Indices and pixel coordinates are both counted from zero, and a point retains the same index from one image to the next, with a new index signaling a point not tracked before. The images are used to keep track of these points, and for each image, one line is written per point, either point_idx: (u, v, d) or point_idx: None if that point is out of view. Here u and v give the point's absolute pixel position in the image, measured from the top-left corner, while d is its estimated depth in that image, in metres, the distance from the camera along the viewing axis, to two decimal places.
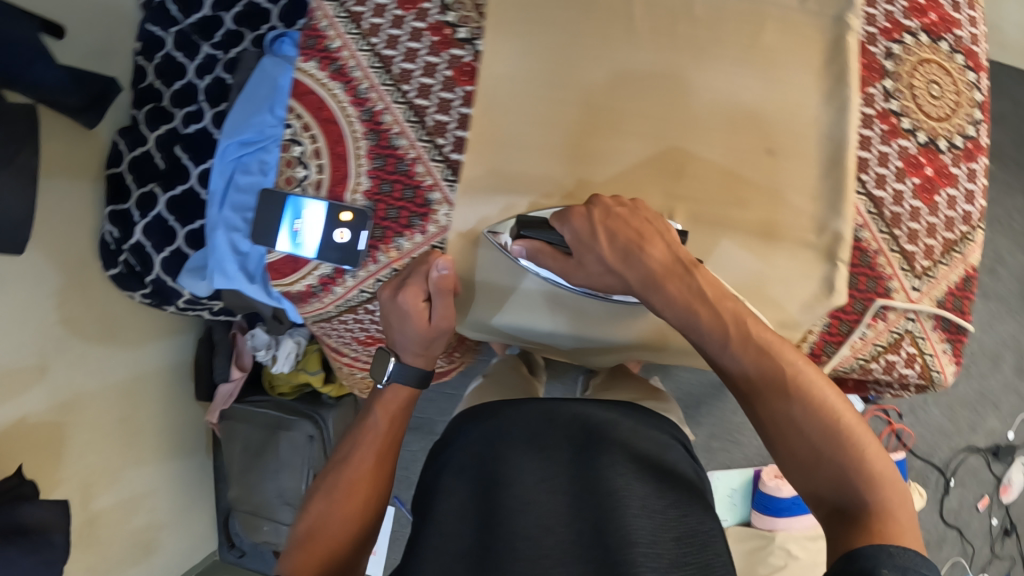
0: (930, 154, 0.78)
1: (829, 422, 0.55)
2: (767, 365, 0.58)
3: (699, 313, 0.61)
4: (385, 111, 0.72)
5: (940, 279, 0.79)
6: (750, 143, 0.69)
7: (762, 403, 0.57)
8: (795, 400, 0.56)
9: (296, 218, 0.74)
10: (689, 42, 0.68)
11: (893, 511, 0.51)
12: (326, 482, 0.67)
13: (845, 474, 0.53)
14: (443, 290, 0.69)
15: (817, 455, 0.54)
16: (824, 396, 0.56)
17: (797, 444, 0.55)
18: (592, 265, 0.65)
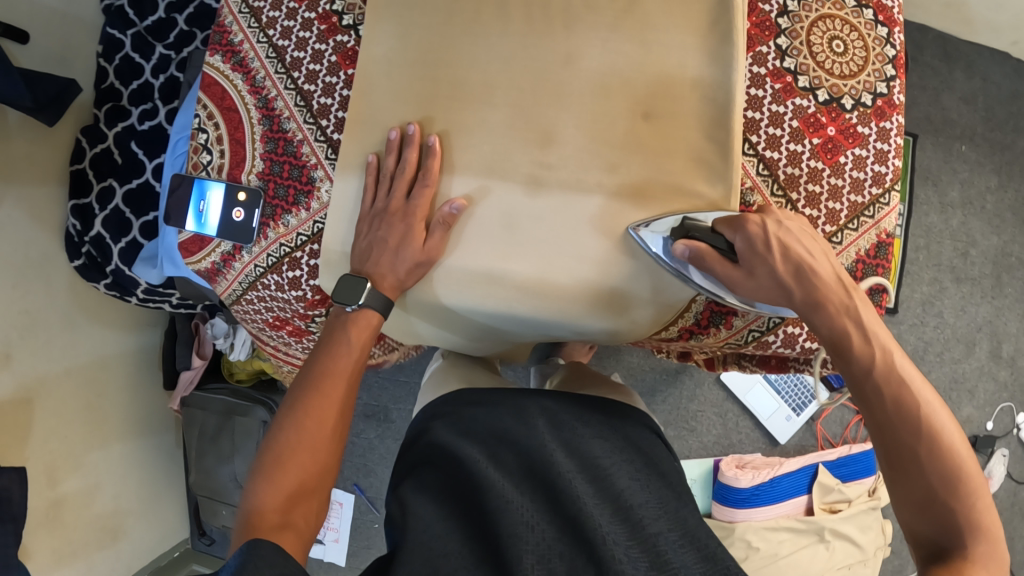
0: (832, 113, 0.76)
1: (954, 471, 0.50)
2: (906, 402, 0.53)
3: (853, 334, 0.56)
4: (278, 98, 0.75)
5: (847, 246, 0.78)
6: (625, 108, 0.69)
7: (890, 433, 0.53)
8: (916, 436, 0.52)
9: (200, 199, 0.76)
10: (560, 14, 0.70)
11: (992, 566, 0.48)
12: (290, 409, 0.64)
13: (952, 518, 0.50)
14: (447, 223, 0.69)
15: (930, 495, 0.51)
16: (951, 434, 0.51)
17: (911, 481, 0.52)
18: (761, 278, 0.60)
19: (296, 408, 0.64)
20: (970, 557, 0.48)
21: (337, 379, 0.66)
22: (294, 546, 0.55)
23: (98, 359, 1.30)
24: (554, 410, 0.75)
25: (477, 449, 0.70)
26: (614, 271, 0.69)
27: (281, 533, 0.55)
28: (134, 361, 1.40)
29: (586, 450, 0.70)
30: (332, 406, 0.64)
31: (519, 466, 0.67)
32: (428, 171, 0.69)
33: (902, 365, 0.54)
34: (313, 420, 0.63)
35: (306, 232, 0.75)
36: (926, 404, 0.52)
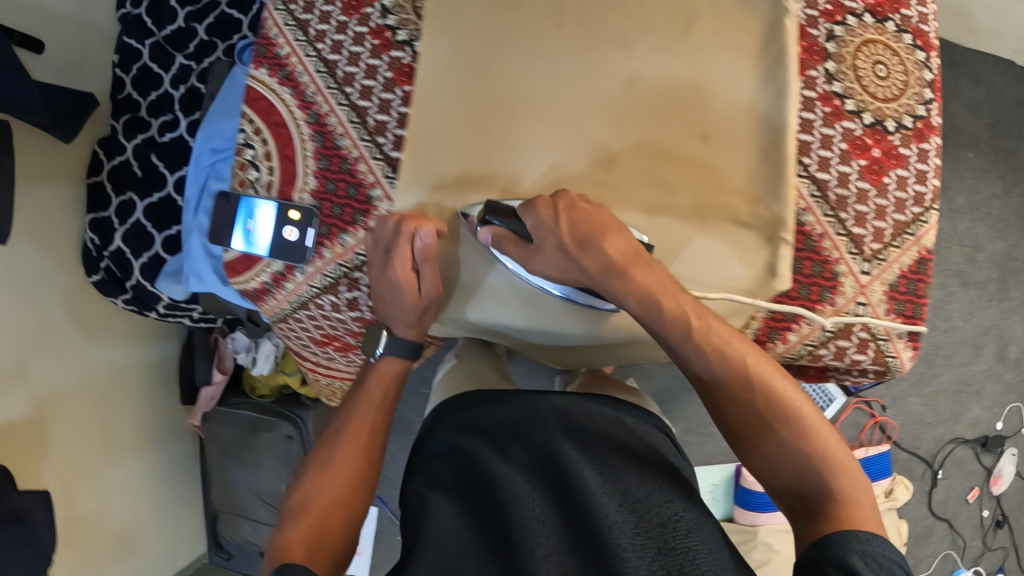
0: (877, 135, 0.78)
1: (800, 424, 0.60)
2: (732, 363, 0.62)
3: (660, 302, 0.63)
4: (330, 114, 0.74)
5: (891, 262, 0.80)
6: (682, 126, 0.71)
7: (734, 401, 0.62)
8: (761, 403, 0.61)
9: (248, 218, 0.75)
10: (615, 33, 0.70)
11: (853, 498, 0.56)
12: (320, 456, 0.69)
13: (816, 472, 0.58)
14: (430, 259, 0.69)
15: (784, 449, 0.60)
16: (786, 394, 0.61)
17: (765, 441, 0.60)
18: (550, 250, 0.64)
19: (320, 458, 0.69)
20: (834, 501, 0.56)
21: (363, 419, 0.71)
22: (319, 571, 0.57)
23: (114, 373, 1.27)
24: (558, 409, 0.74)
25: (484, 442, 0.70)
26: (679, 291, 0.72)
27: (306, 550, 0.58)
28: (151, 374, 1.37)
29: (610, 454, 0.68)
30: (359, 448, 0.69)
31: (528, 459, 0.66)
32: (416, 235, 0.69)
33: (721, 335, 0.63)
34: (337, 458, 0.68)
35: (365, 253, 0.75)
36: (755, 376, 0.62)
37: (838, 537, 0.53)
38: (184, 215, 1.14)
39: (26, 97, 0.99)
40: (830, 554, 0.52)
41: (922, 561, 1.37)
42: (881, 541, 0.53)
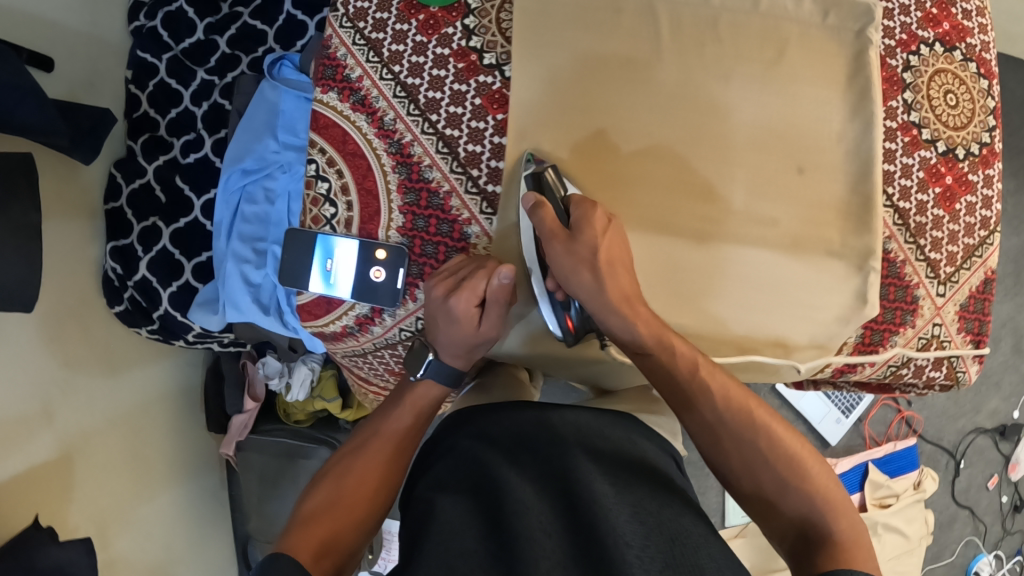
0: (949, 163, 0.80)
1: (799, 463, 0.59)
2: (734, 400, 0.61)
3: (673, 344, 0.64)
4: (414, 143, 0.71)
5: (962, 283, 0.82)
6: (780, 160, 0.74)
7: (730, 435, 0.60)
8: (764, 443, 0.60)
9: (327, 257, 0.71)
10: (716, 62, 0.72)
11: (855, 541, 0.55)
12: (337, 469, 0.64)
13: (818, 515, 0.56)
14: (501, 301, 0.67)
15: (784, 485, 0.58)
16: (788, 436, 0.60)
17: (764, 476, 0.59)
18: (582, 249, 0.64)
19: (335, 472, 0.64)
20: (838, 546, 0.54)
21: (385, 443, 0.67)
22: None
23: (139, 405, 1.17)
24: (573, 416, 0.69)
25: (488, 447, 0.64)
26: (776, 321, 0.75)
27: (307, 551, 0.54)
28: (176, 403, 1.29)
29: (623, 464, 0.62)
30: (378, 469, 0.65)
31: (535, 465, 0.61)
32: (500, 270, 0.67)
33: (722, 378, 0.63)
34: (351, 474, 0.63)
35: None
36: (756, 412, 0.61)
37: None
38: (216, 240, 1.08)
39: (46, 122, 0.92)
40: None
41: (947, 548, 1.43)
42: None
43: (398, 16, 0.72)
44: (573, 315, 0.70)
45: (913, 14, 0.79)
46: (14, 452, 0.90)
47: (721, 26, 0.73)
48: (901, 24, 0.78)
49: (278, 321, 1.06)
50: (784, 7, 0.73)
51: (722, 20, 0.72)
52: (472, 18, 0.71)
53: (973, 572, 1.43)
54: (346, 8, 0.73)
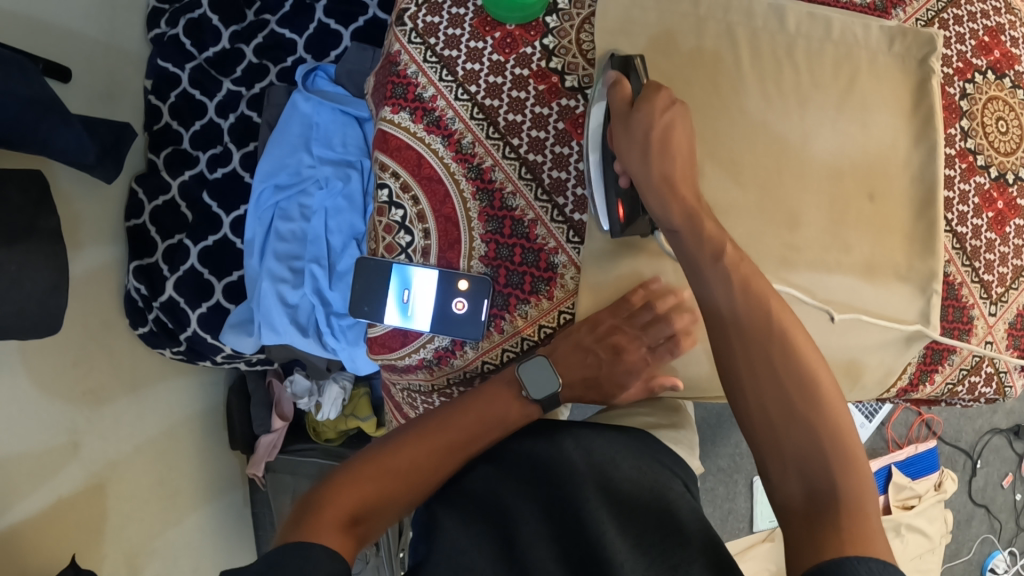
0: (1001, 189, 0.78)
1: (816, 395, 0.51)
2: (755, 300, 0.54)
3: (705, 224, 0.57)
4: (494, 168, 0.70)
5: (1011, 303, 0.80)
6: (854, 188, 0.73)
7: (742, 335, 0.53)
8: (776, 351, 0.53)
9: (404, 287, 0.69)
10: (793, 92, 0.72)
11: (861, 508, 0.48)
12: (383, 448, 0.62)
13: (825, 462, 0.50)
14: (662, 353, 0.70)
15: (791, 409, 0.51)
16: (818, 363, 0.53)
17: (770, 394, 0.52)
18: (640, 122, 0.59)
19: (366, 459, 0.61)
20: (840, 514, 0.47)
21: (433, 438, 0.63)
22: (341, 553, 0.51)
23: (168, 429, 1.11)
24: (588, 432, 0.62)
25: (511, 485, 0.59)
26: (852, 346, 0.73)
27: (330, 535, 0.52)
28: (201, 423, 1.20)
29: (644, 488, 0.58)
30: (414, 465, 0.61)
31: (537, 497, 0.57)
32: (678, 342, 0.70)
33: (746, 269, 0.55)
34: (378, 459, 0.60)
35: (550, 324, 0.71)
36: (777, 316, 0.54)
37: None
38: (248, 259, 1.04)
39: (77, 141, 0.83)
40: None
41: (963, 545, 1.47)
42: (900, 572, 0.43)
43: (472, 33, 0.71)
44: (625, 201, 0.63)
45: (968, 43, 0.79)
46: (39, 487, 0.85)
47: (795, 53, 0.73)
48: (959, 52, 0.78)
49: (318, 343, 1.02)
50: (855, 34, 0.74)
51: (796, 49, 0.73)
52: (551, 38, 0.71)
53: (989, 568, 1.47)
54: (415, 23, 0.72)
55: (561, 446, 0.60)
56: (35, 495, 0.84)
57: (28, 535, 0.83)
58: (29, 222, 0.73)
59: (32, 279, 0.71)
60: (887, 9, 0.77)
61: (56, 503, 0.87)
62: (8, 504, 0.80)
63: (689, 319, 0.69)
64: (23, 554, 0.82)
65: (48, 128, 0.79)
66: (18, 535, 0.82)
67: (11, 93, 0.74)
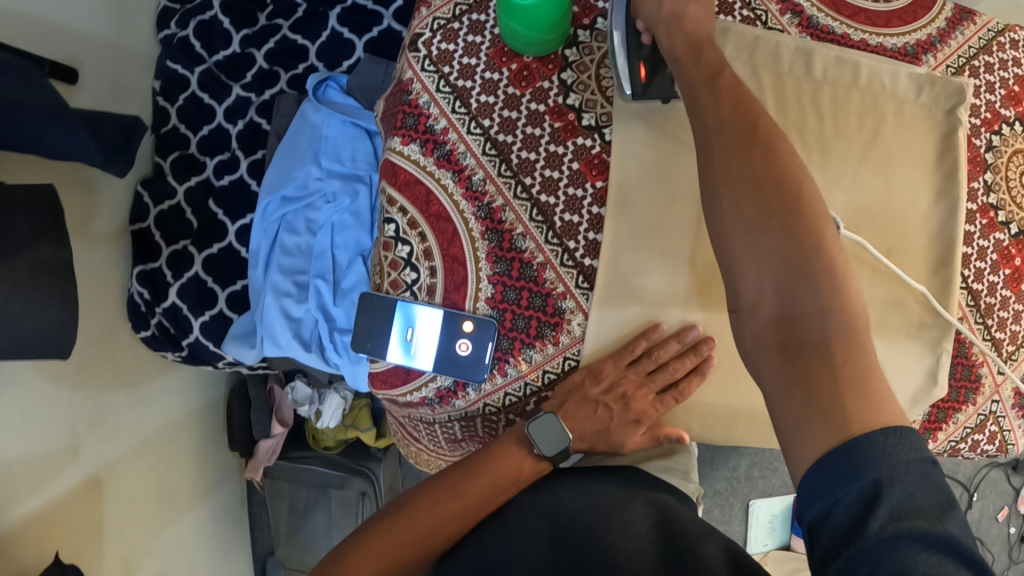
0: (1023, 245, 0.76)
1: (799, 205, 0.52)
2: (742, 113, 0.54)
3: (707, 52, 0.57)
4: (505, 208, 0.69)
5: (1021, 361, 0.78)
6: (871, 243, 0.71)
7: (724, 152, 0.53)
8: (758, 159, 0.52)
9: (407, 326, 0.68)
10: (816, 141, 0.70)
11: (847, 319, 0.50)
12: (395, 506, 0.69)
13: (810, 281, 0.50)
14: (681, 391, 0.69)
15: (768, 218, 0.51)
16: (802, 175, 0.53)
17: (748, 204, 0.52)
18: None
19: (365, 545, 0.65)
20: (823, 343, 0.49)
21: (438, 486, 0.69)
22: None
23: (167, 430, 1.11)
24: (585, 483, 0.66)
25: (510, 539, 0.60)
26: None
27: None
28: (200, 425, 1.20)
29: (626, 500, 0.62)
30: (414, 532, 0.65)
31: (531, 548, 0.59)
32: (685, 387, 0.69)
33: (737, 93, 0.55)
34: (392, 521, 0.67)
35: (555, 370, 0.70)
36: (762, 131, 0.53)
37: (873, 507, 0.43)
38: (251, 271, 1.03)
39: (82, 149, 0.82)
40: (845, 515, 0.44)
41: None
42: (906, 439, 0.45)
43: (487, 64, 0.71)
44: (647, 62, 0.63)
45: (998, 92, 0.76)
46: (37, 492, 0.85)
47: (819, 98, 0.71)
48: (988, 102, 0.75)
49: (320, 358, 1.01)
50: (883, 81, 0.72)
51: (820, 95, 0.71)
52: (569, 73, 0.70)
53: None
54: (429, 50, 0.71)
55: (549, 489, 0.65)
56: (33, 500, 0.85)
57: (23, 540, 0.83)
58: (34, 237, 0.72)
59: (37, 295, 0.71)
60: (918, 54, 0.75)
61: (54, 506, 0.88)
62: (6, 510, 0.80)
63: (699, 381, 0.69)
64: (20, 561, 0.82)
65: (53, 135, 0.78)
66: (13, 541, 0.81)
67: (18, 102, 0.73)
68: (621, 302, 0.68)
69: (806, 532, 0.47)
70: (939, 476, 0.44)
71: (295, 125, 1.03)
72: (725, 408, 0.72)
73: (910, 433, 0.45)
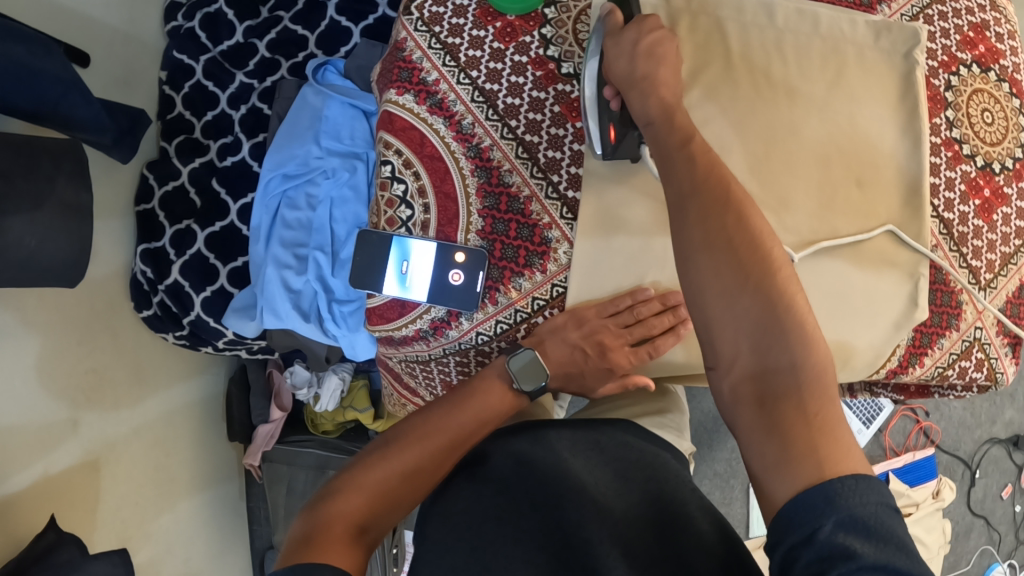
0: (987, 177, 0.83)
1: (769, 268, 0.53)
2: (714, 177, 0.56)
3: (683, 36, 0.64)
4: (493, 147, 0.74)
5: (1000, 289, 0.85)
6: (843, 176, 0.76)
7: (699, 211, 0.55)
8: (733, 225, 0.54)
9: (403, 259, 0.74)
10: (782, 80, 0.76)
11: (821, 374, 0.51)
12: (388, 441, 0.66)
13: (782, 337, 0.51)
14: (657, 348, 0.73)
15: (741, 278, 0.53)
16: (771, 241, 0.54)
17: (721, 266, 0.53)
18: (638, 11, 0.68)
19: (359, 480, 0.61)
20: (798, 395, 0.50)
21: (434, 435, 0.67)
22: (352, 558, 0.54)
23: (167, 415, 1.11)
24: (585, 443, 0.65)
25: (504, 477, 0.61)
26: (842, 326, 0.76)
27: (341, 546, 0.54)
28: (200, 410, 1.21)
29: (629, 462, 0.63)
30: (406, 468, 0.63)
31: (535, 512, 0.57)
32: (659, 344, 0.73)
33: (711, 158, 0.57)
34: (384, 462, 0.63)
35: (543, 296, 0.75)
36: (736, 196, 0.55)
37: (852, 543, 0.43)
38: (254, 245, 1.06)
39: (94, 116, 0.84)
40: (818, 550, 0.44)
41: (962, 558, 1.45)
42: (868, 489, 0.45)
43: (474, 22, 0.75)
44: (615, 122, 0.67)
45: (953, 37, 0.83)
46: (36, 460, 0.84)
47: (785, 43, 0.76)
48: (944, 46, 0.82)
49: (318, 328, 1.04)
50: (842, 29, 0.77)
51: (786, 41, 0.76)
52: (549, 28, 0.75)
53: None
54: (421, 12, 0.76)
55: (547, 441, 0.65)
56: (33, 467, 0.84)
57: (21, 507, 0.81)
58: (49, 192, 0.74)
59: (48, 242, 0.73)
60: (873, 4, 0.81)
61: (52, 478, 0.86)
62: (6, 474, 0.79)
63: (672, 340, 0.74)
64: (20, 525, 0.80)
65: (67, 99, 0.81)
66: (13, 507, 0.80)
67: (34, 66, 0.73)
68: (602, 232, 0.73)
69: (777, 563, 0.46)
70: (902, 528, 0.45)
71: (290, 118, 1.07)
72: None
73: (877, 486, 0.46)
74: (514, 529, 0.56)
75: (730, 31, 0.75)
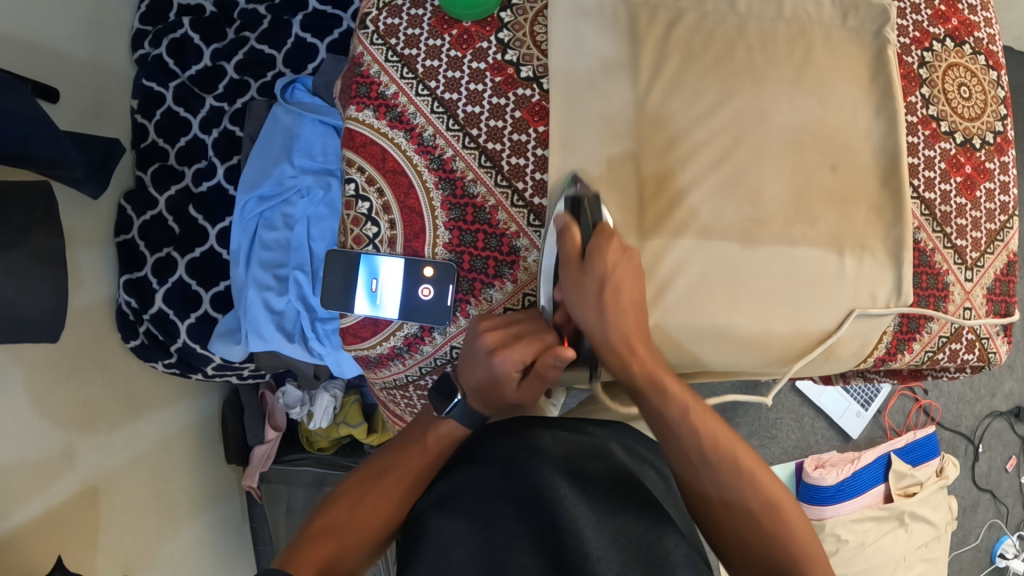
0: (968, 153, 0.82)
1: (778, 519, 0.62)
2: (723, 447, 0.63)
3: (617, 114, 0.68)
4: (455, 158, 0.74)
5: (987, 267, 0.84)
6: (818, 161, 0.76)
7: (711, 477, 0.63)
8: (748, 490, 0.62)
9: (372, 277, 0.74)
10: (748, 70, 0.75)
11: None
12: (353, 491, 0.67)
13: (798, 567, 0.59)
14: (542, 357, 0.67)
15: (753, 535, 0.61)
16: (779, 495, 0.63)
17: (737, 526, 0.62)
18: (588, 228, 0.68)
19: (321, 530, 0.64)
20: None
21: (400, 474, 0.68)
22: None
23: (162, 442, 1.11)
24: (574, 452, 0.64)
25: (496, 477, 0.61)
26: (824, 314, 0.76)
27: None
28: (195, 435, 1.21)
29: (611, 470, 0.63)
30: (366, 514, 0.65)
31: (518, 521, 0.56)
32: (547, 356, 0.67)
33: (712, 425, 0.64)
34: (344, 514, 0.65)
35: (515, 306, 0.76)
36: (742, 461, 0.63)
37: None
38: (234, 268, 1.06)
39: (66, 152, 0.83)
40: None
41: (971, 533, 1.44)
42: None
43: (430, 32, 0.75)
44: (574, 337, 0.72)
45: (924, 12, 0.82)
46: (35, 496, 0.83)
47: (748, 34, 0.76)
48: (915, 22, 0.81)
49: (303, 348, 1.05)
50: (807, 12, 0.78)
51: (749, 30, 0.76)
52: (506, 32, 0.75)
53: (999, 554, 1.44)
54: (377, 26, 0.75)
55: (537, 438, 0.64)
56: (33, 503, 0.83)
57: (24, 544, 0.80)
58: (27, 231, 0.73)
59: (31, 281, 0.73)
60: None
61: (53, 513, 0.86)
62: (6, 510, 0.78)
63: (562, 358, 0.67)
64: (25, 562, 0.80)
65: None
66: (15, 545, 0.79)
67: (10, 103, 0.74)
68: None
69: None
70: None
71: (261, 136, 1.06)
72: (691, 332, 0.74)
73: None
74: (517, 538, 0.55)
75: (689, 20, 0.76)
